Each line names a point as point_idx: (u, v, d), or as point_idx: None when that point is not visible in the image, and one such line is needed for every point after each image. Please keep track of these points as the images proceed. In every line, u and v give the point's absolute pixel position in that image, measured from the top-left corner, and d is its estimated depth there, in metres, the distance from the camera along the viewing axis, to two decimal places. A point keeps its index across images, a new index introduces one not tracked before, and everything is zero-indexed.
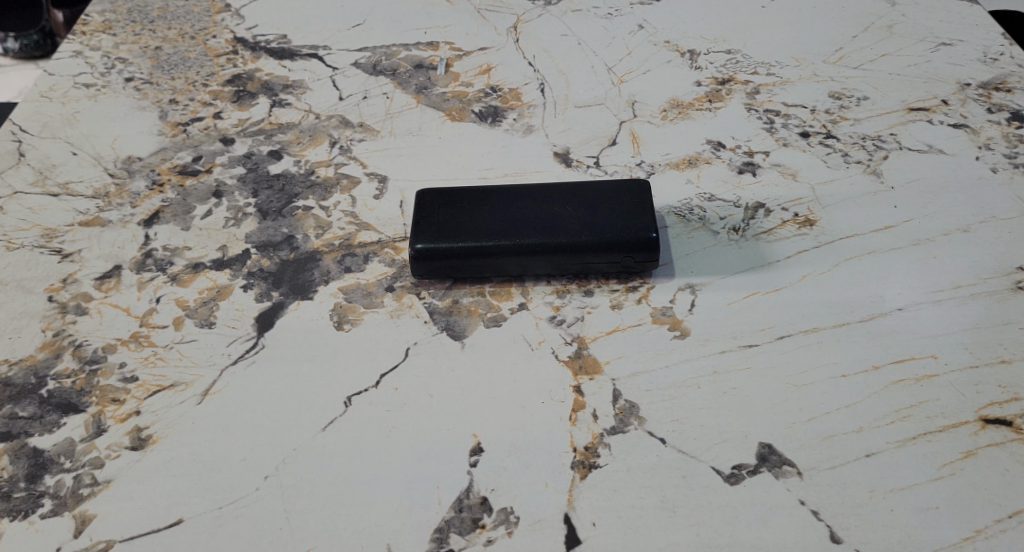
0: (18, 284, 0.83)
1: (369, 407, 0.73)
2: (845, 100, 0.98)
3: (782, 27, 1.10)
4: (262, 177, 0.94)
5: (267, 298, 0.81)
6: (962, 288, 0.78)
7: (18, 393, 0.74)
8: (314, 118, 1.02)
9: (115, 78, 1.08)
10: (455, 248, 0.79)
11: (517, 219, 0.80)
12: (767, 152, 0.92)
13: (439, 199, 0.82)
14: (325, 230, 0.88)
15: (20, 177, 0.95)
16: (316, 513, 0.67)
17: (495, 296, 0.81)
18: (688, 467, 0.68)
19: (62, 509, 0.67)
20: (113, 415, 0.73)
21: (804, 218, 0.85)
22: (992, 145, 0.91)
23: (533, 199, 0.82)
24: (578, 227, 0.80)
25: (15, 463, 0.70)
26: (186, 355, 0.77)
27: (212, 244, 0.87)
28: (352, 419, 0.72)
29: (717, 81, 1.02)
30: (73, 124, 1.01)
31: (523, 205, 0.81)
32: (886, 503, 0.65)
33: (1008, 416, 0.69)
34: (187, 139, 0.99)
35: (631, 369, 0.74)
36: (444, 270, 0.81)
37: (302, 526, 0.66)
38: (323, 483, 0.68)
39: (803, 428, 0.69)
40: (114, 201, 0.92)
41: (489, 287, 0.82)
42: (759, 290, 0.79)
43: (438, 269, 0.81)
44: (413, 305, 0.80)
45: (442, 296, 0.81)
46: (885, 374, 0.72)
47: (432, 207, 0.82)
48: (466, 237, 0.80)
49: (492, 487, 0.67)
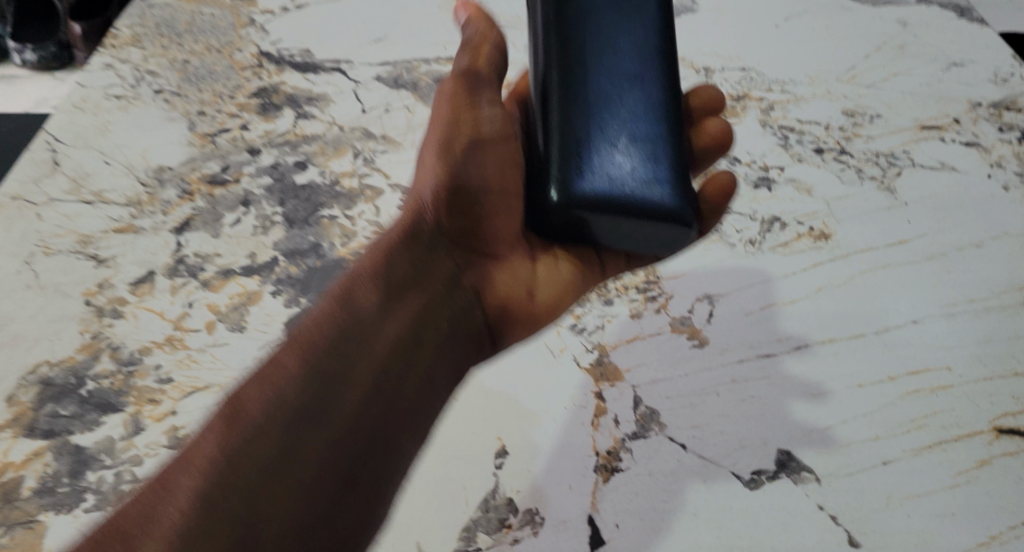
0: (57, 289, 0.85)
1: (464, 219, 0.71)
2: (858, 117, 0.98)
3: (812, 39, 1.08)
4: (289, 187, 0.96)
5: (295, 304, 0.86)
6: (975, 302, 0.81)
7: (59, 392, 0.78)
8: (337, 130, 1.03)
9: (145, 90, 1.06)
10: (640, 133, 0.67)
11: (593, 92, 0.68)
12: (782, 168, 0.93)
13: (568, 114, 0.67)
14: (350, 239, 0.92)
15: (54, 186, 0.95)
16: (366, 312, 0.65)
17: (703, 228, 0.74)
18: (708, 472, 0.71)
19: (104, 503, 0.73)
20: (151, 415, 0.78)
21: (819, 232, 0.87)
22: (1003, 163, 0.93)
23: (563, 58, 0.68)
24: (642, 38, 0.71)
25: (59, 459, 0.75)
26: (220, 359, 0.81)
27: (241, 251, 0.90)
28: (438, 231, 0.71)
29: (732, 97, 1.00)
30: (105, 134, 1.01)
31: (563, 97, 0.68)
32: (903, 508, 0.69)
33: (1020, 427, 0.73)
34: (215, 150, 1.00)
35: (651, 377, 0.76)
36: (646, 233, 0.66)
37: (346, 327, 0.64)
38: (409, 268, 0.68)
39: (821, 435, 0.72)
40: (146, 209, 0.93)
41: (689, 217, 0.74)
42: (776, 302, 0.81)
43: (651, 236, 0.66)
44: (552, 272, 0.73)
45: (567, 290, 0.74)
46: (901, 384, 0.75)
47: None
48: (641, 139, 0.67)
49: (517, 489, 0.70)
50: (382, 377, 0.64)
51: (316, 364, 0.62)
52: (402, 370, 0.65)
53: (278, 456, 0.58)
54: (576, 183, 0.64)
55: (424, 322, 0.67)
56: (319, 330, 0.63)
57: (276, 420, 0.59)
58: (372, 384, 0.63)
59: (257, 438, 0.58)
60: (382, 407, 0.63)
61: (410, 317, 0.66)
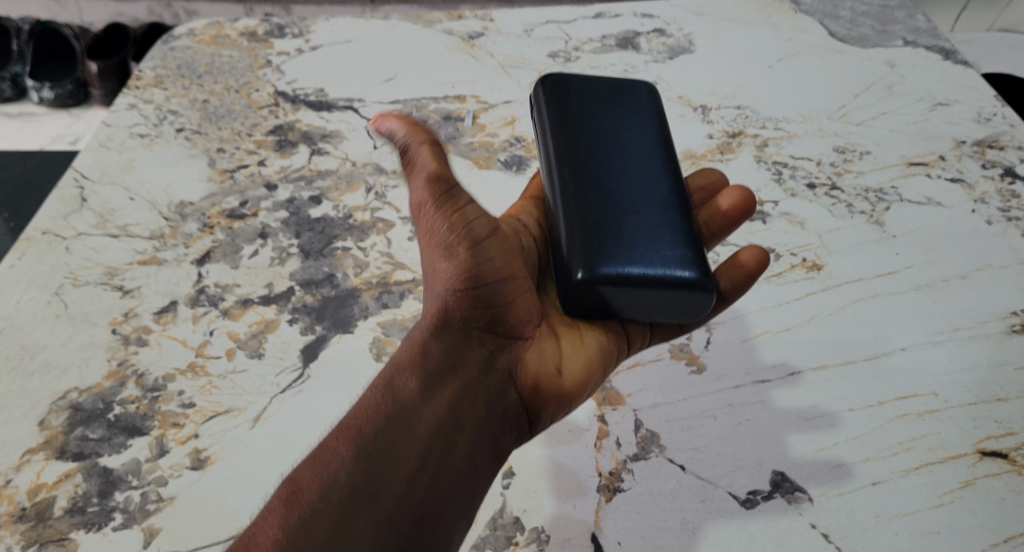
0: (85, 318, 0.90)
1: (481, 312, 0.70)
2: (848, 154, 1.02)
3: (803, 79, 1.13)
4: (304, 220, 1.00)
5: (311, 331, 0.89)
6: (961, 330, 0.84)
7: (87, 417, 0.82)
8: (350, 165, 1.07)
9: (167, 128, 1.12)
10: (642, 214, 0.74)
11: (598, 182, 0.75)
12: (776, 202, 0.97)
13: (579, 199, 0.73)
14: (363, 270, 0.95)
15: (82, 220, 0.99)
16: (407, 399, 0.67)
17: (731, 296, 0.77)
18: (706, 492, 0.74)
19: (131, 522, 0.77)
20: (174, 438, 0.81)
21: (811, 263, 0.91)
22: (987, 199, 0.97)
23: (570, 153, 0.77)
24: (631, 142, 0.79)
25: (88, 480, 0.79)
26: (239, 384, 0.85)
27: (259, 281, 0.94)
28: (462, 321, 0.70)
29: (728, 134, 1.05)
30: (129, 171, 1.06)
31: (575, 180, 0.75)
32: (891, 527, 0.72)
33: (1003, 450, 0.76)
34: (233, 186, 1.04)
35: (651, 401, 0.80)
36: (667, 301, 0.71)
37: (387, 415, 0.66)
38: (441, 356, 0.70)
39: (813, 457, 0.76)
40: (169, 242, 0.97)
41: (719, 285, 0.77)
42: (771, 329, 0.85)
43: (671, 299, 0.70)
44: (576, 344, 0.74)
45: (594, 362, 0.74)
46: (890, 409, 0.79)
47: (503, 231, 0.73)
48: (647, 219, 0.74)
49: (523, 508, 0.73)
50: (424, 454, 0.65)
51: (367, 448, 0.64)
52: (444, 449, 0.66)
53: (334, 536, 0.61)
54: (593, 260, 0.70)
55: (462, 406, 0.68)
56: (366, 418, 0.66)
57: (332, 502, 0.62)
58: (416, 465, 0.64)
59: (314, 519, 0.61)
60: (427, 480, 0.65)
61: (448, 401, 0.68)
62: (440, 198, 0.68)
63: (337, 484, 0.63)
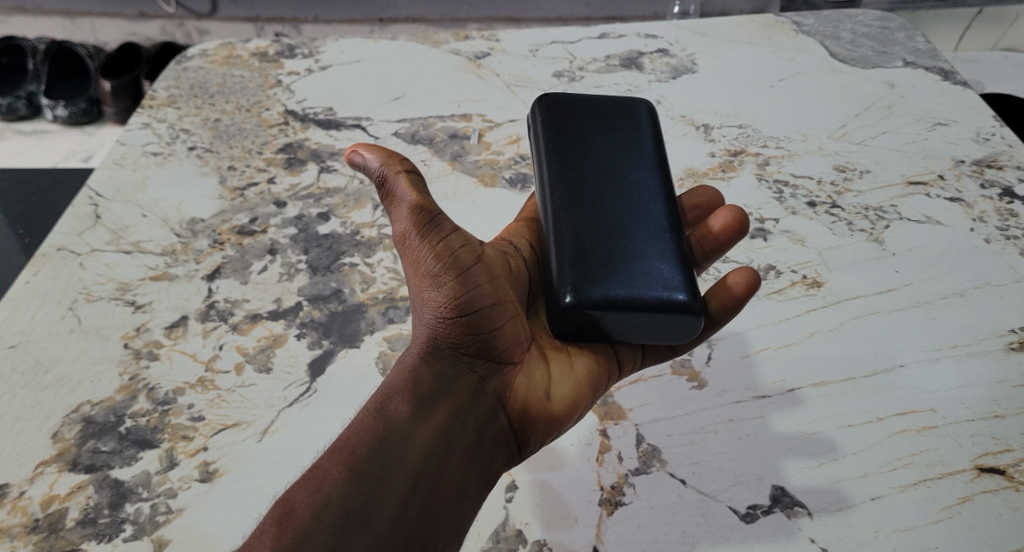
0: (98, 332, 0.91)
1: (470, 337, 0.71)
2: (848, 173, 1.04)
3: (804, 99, 1.14)
4: (312, 237, 1.02)
5: (318, 346, 0.91)
6: (959, 348, 0.85)
7: (99, 429, 0.84)
8: (358, 183, 1.09)
9: (179, 147, 1.14)
10: (636, 239, 0.76)
11: (591, 209, 0.77)
12: (777, 220, 0.98)
13: (572, 226, 0.75)
14: (370, 285, 0.97)
15: (96, 237, 1.01)
16: (400, 422, 0.68)
17: (720, 317, 0.78)
18: (706, 506, 0.75)
19: (141, 533, 0.78)
20: (184, 451, 0.83)
21: (812, 280, 0.92)
22: (985, 217, 0.98)
23: (564, 181, 0.78)
24: (630, 166, 0.81)
25: (99, 492, 0.80)
26: (247, 398, 0.86)
27: (268, 296, 0.95)
28: (452, 347, 0.72)
29: (730, 153, 1.07)
30: (142, 189, 1.08)
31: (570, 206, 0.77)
32: (890, 542, 0.73)
33: (1001, 466, 0.77)
34: (243, 203, 1.06)
35: (652, 416, 0.81)
36: (659, 327, 0.73)
37: (379, 437, 0.67)
38: (433, 379, 0.71)
39: (812, 472, 0.77)
40: (180, 258, 0.99)
41: (710, 306, 0.78)
42: (772, 345, 0.86)
43: (661, 323, 0.72)
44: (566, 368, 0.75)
45: (584, 385, 0.74)
46: (888, 425, 0.80)
47: (493, 258, 0.75)
48: (641, 244, 0.75)
49: (525, 521, 0.75)
50: (417, 476, 0.66)
51: (359, 469, 0.65)
52: (436, 470, 0.67)
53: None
54: (585, 286, 0.72)
55: (455, 429, 0.69)
56: (359, 439, 0.67)
57: (324, 522, 0.62)
58: (409, 488, 0.65)
59: (307, 538, 0.62)
60: (423, 503, 0.65)
61: (440, 424, 0.69)
62: (424, 226, 0.71)
63: (329, 504, 0.63)
